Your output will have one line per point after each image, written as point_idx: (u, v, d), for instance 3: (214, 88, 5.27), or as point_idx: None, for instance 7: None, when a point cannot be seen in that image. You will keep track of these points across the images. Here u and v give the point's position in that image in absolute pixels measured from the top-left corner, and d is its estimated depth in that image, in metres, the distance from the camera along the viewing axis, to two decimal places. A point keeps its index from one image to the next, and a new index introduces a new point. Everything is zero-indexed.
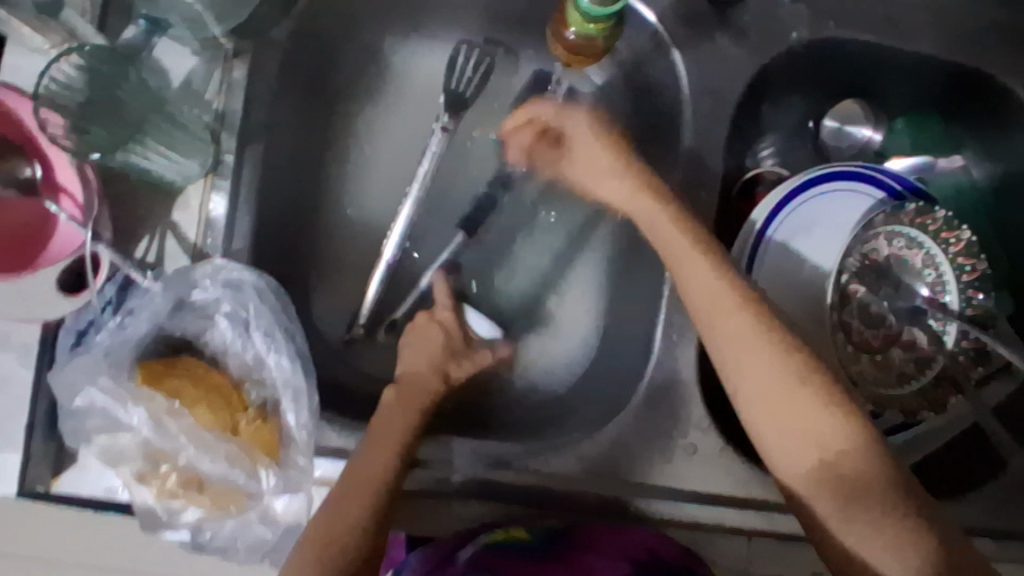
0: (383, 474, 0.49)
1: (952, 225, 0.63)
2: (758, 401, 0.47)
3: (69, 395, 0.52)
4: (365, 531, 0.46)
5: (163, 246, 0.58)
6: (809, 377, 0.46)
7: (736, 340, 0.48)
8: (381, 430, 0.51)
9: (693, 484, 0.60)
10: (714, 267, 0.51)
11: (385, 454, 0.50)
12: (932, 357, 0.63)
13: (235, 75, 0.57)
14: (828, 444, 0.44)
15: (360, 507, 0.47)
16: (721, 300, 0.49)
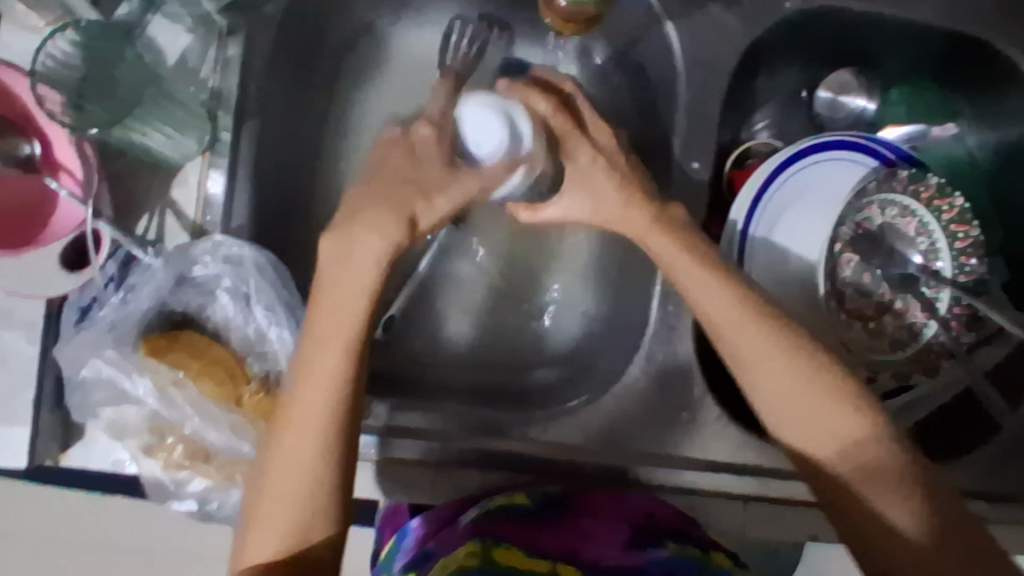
0: (329, 407, 0.44)
1: (944, 193, 0.63)
2: (776, 392, 0.49)
3: (77, 367, 0.54)
4: (325, 476, 0.44)
5: (163, 223, 0.59)
6: (811, 369, 0.49)
7: (743, 333, 0.49)
8: (320, 344, 0.45)
9: (693, 450, 0.61)
10: (673, 237, 0.51)
11: (326, 381, 0.45)
12: (925, 323, 0.64)
13: (230, 52, 0.57)
14: (843, 431, 0.47)
15: (312, 452, 0.44)
16: (716, 287, 0.50)
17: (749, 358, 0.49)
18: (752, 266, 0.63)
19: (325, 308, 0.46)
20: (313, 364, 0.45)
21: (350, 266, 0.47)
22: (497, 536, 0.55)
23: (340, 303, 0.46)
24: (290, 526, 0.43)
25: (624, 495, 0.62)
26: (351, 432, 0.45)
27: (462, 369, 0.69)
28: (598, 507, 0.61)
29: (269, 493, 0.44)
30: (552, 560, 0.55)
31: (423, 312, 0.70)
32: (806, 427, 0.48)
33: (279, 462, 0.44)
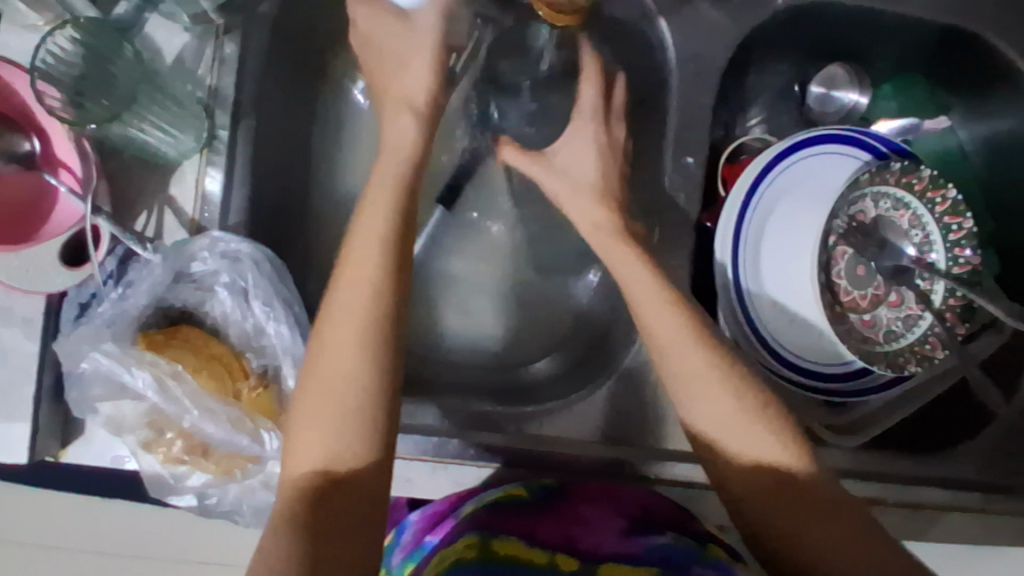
0: (373, 321, 0.46)
1: (937, 185, 0.64)
2: (699, 397, 0.48)
3: (76, 361, 0.54)
4: (375, 386, 0.45)
5: (161, 220, 0.59)
6: (731, 377, 0.49)
7: (672, 340, 0.49)
8: (358, 262, 0.47)
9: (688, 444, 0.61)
10: (633, 252, 0.54)
11: (366, 294, 0.46)
12: (919, 315, 0.64)
13: (226, 52, 0.58)
14: (761, 447, 0.47)
15: (356, 368, 0.44)
16: (656, 300, 0.50)
17: (678, 367, 0.49)
18: (746, 259, 0.64)
19: (359, 239, 0.48)
20: (353, 282, 0.47)
21: (376, 193, 0.51)
22: (496, 528, 0.55)
23: (374, 232, 0.48)
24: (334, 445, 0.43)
25: (621, 488, 0.62)
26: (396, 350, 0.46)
27: (457, 364, 0.69)
28: (596, 501, 0.61)
29: (311, 414, 0.44)
30: (550, 551, 0.54)
31: (420, 308, 0.71)
32: (725, 442, 0.47)
33: (319, 376, 0.45)
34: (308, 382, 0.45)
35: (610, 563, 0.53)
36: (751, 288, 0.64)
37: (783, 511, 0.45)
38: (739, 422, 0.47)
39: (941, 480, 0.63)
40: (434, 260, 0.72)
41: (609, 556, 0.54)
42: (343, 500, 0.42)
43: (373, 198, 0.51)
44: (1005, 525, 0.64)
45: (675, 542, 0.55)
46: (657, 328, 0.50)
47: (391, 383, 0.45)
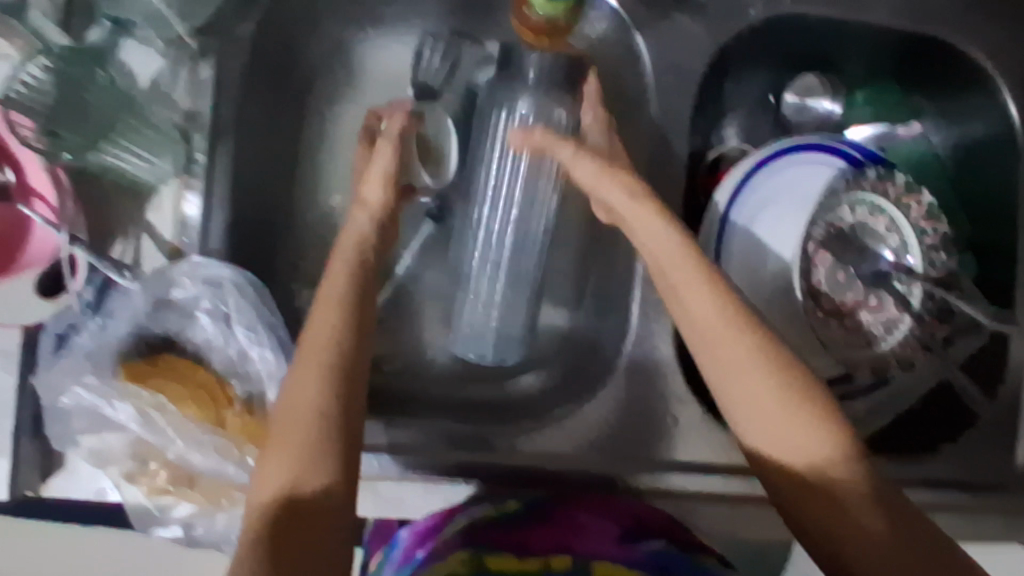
0: (322, 394, 0.44)
1: (912, 191, 0.66)
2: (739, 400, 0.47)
3: (55, 395, 0.53)
4: (314, 460, 0.42)
5: (138, 247, 0.58)
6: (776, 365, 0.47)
7: (743, 377, 0.47)
8: (315, 340, 0.46)
9: (680, 453, 0.62)
10: (656, 218, 0.51)
11: (319, 367, 0.44)
12: (899, 318, 0.65)
13: (202, 76, 0.58)
14: (814, 450, 0.46)
15: (322, 375, 0.44)
16: (717, 337, 0.47)
17: (743, 398, 0.47)
18: (730, 256, 0.65)
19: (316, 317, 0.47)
20: (304, 365, 0.45)
21: (331, 279, 0.49)
22: (490, 542, 0.55)
23: (332, 313, 0.47)
24: (316, 445, 0.42)
25: (616, 497, 0.61)
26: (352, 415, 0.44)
27: (444, 381, 0.70)
28: (591, 507, 0.60)
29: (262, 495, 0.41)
30: (544, 557, 0.55)
31: (404, 325, 0.71)
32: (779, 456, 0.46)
33: (269, 456, 0.42)
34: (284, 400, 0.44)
35: (615, 565, 0.54)
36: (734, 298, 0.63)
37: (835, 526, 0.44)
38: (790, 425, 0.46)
39: (930, 482, 0.64)
40: (417, 276, 0.72)
41: (610, 558, 0.55)
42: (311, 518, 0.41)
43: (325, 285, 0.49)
44: (997, 526, 0.65)
45: (670, 555, 0.56)
46: (708, 341, 0.48)
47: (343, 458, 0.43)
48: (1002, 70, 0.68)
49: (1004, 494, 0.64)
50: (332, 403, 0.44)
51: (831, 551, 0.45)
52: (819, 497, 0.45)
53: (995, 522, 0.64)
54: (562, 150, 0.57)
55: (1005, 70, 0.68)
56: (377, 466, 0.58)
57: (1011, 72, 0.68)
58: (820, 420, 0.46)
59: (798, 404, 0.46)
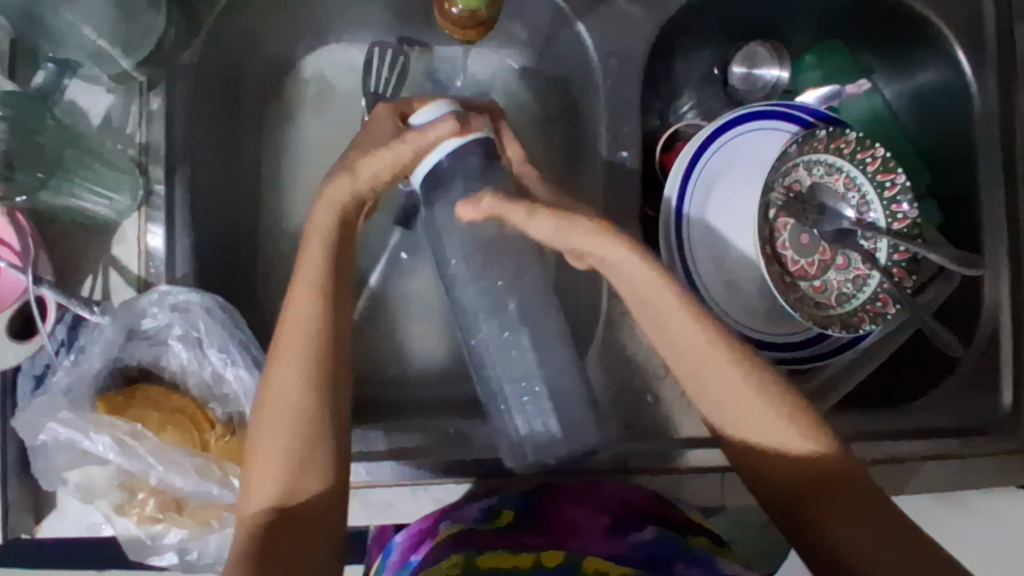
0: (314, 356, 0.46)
1: (866, 145, 0.65)
2: (731, 407, 0.48)
3: (33, 434, 0.53)
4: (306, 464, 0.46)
5: (107, 282, 0.59)
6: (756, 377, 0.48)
7: (732, 391, 0.48)
8: (290, 346, 0.46)
9: (681, 430, 0.63)
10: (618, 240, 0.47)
11: (312, 314, 0.46)
12: (868, 274, 0.66)
13: (153, 106, 0.59)
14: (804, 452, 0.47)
15: (316, 320, 0.46)
16: (710, 357, 0.48)
17: (736, 411, 0.48)
18: (686, 227, 0.64)
19: (291, 321, 0.46)
20: (283, 379, 0.46)
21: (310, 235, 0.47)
22: (480, 545, 0.54)
23: (307, 317, 0.46)
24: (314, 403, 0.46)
25: (599, 484, 0.61)
26: (334, 417, 0.47)
27: (429, 385, 0.71)
28: (575, 499, 0.60)
29: (250, 503, 0.45)
30: (535, 554, 0.54)
31: (378, 334, 0.72)
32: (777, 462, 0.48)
33: (256, 466, 0.45)
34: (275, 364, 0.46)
35: (601, 559, 0.54)
36: (700, 272, 0.65)
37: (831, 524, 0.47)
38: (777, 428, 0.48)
39: (917, 432, 0.65)
40: (389, 284, 0.73)
41: (599, 554, 0.54)
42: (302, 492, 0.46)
43: (303, 281, 0.47)
44: (984, 469, 0.65)
45: (660, 538, 0.56)
46: (694, 361, 0.48)
47: (335, 450, 0.47)
48: (947, 20, 0.68)
49: (988, 437, 0.65)
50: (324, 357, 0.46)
51: (825, 546, 0.47)
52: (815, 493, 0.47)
53: (980, 466, 0.65)
54: (515, 213, 0.46)
55: (949, 20, 0.68)
56: (362, 473, 0.59)
57: (955, 22, 0.68)
58: (801, 420, 0.48)
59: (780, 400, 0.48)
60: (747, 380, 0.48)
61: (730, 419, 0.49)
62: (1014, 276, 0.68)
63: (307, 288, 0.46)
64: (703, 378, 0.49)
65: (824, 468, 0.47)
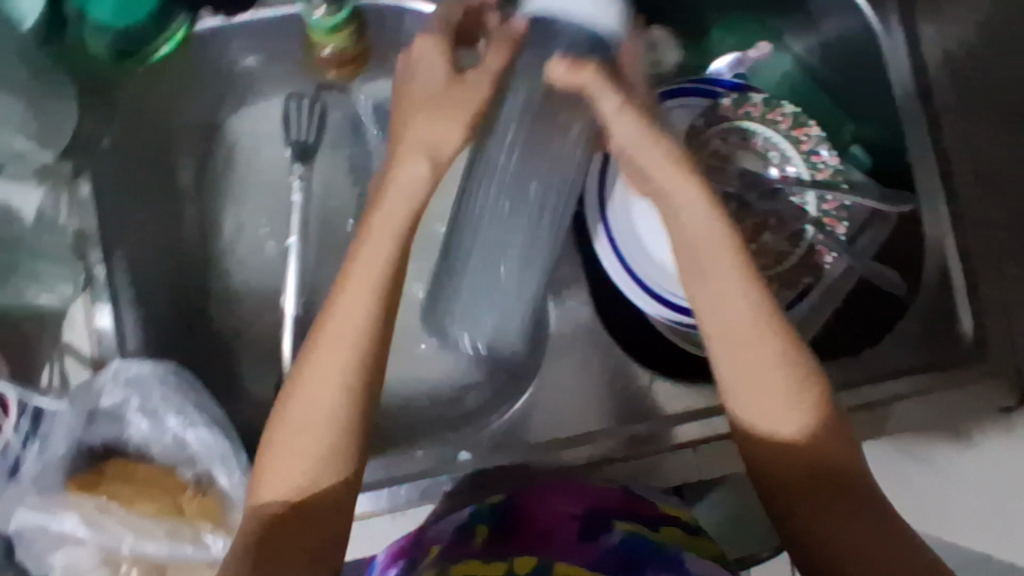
0: (344, 379, 0.46)
1: (773, 106, 0.68)
2: (762, 389, 0.47)
3: (6, 521, 0.55)
4: (312, 502, 0.46)
5: (62, 367, 0.63)
6: (795, 362, 0.47)
7: (765, 374, 0.47)
8: (320, 373, 0.46)
9: (666, 407, 0.66)
10: (699, 185, 0.47)
11: (349, 333, 0.46)
12: (800, 229, 0.67)
13: (82, 192, 0.62)
14: (814, 443, 0.48)
15: (353, 336, 0.46)
16: (754, 333, 0.47)
17: (762, 399, 0.47)
18: None
19: (318, 359, 0.46)
20: (318, 389, 0.46)
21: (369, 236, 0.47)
22: (454, 557, 0.56)
23: (347, 333, 0.46)
24: (341, 426, 0.46)
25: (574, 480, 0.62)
26: (352, 453, 0.47)
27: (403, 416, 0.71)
28: (554, 492, 0.61)
29: (262, 496, 0.46)
30: (508, 561, 0.55)
31: None
32: (792, 446, 0.48)
33: (272, 465, 0.46)
34: (311, 375, 0.46)
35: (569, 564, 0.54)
36: None
37: (821, 518, 0.48)
38: (799, 418, 0.47)
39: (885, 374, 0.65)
40: None
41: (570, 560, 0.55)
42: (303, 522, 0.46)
43: (341, 306, 0.46)
44: (962, 400, 0.65)
45: (630, 535, 0.57)
46: (736, 337, 0.47)
47: (347, 482, 0.47)
48: None
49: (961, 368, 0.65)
50: (356, 382, 0.46)
51: (807, 537, 0.48)
52: (812, 483, 0.48)
53: (953, 396, 0.64)
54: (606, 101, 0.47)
55: None
56: (402, 497, 0.59)
57: None
58: (820, 412, 0.48)
59: (807, 390, 0.47)
60: (793, 356, 0.47)
61: (761, 406, 0.47)
62: (953, 208, 0.68)
63: (344, 315, 0.46)
64: (737, 346, 0.47)
65: (823, 466, 0.48)
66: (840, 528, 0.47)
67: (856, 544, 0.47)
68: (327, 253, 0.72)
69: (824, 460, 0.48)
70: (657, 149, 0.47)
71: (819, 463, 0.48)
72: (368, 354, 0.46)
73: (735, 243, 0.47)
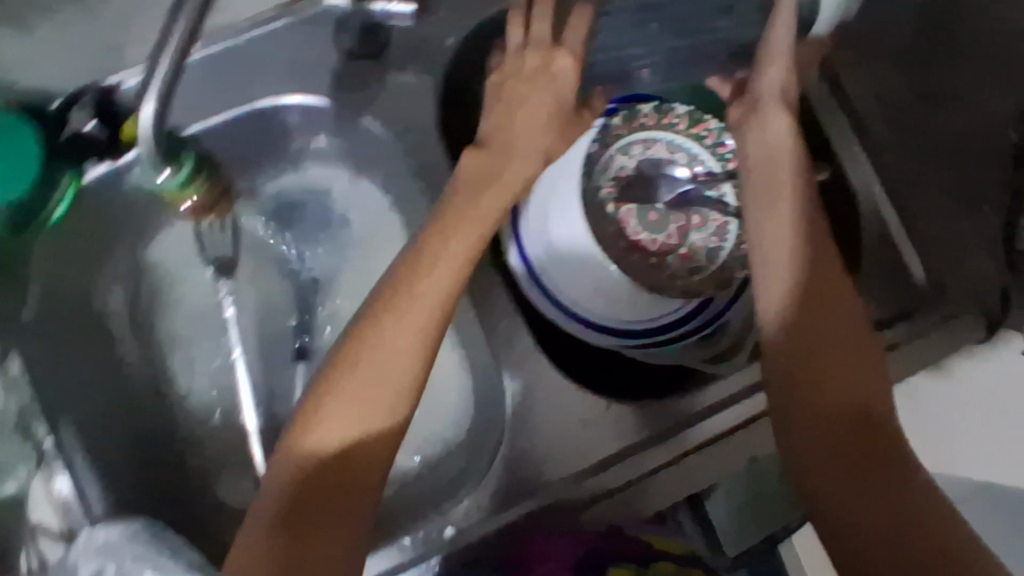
0: (406, 356, 0.53)
1: (664, 110, 0.67)
2: (807, 340, 0.57)
3: None
4: (327, 462, 0.51)
5: (37, 548, 0.61)
6: (847, 325, 0.57)
7: (810, 324, 0.57)
8: (388, 346, 0.53)
9: (705, 399, 0.64)
10: (788, 126, 0.61)
11: (425, 311, 0.54)
12: (725, 222, 0.66)
13: (14, 370, 0.62)
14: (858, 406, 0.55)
15: (442, 304, 0.54)
16: (794, 260, 0.59)
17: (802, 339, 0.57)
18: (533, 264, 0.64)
19: (405, 315, 0.54)
20: (375, 360, 0.53)
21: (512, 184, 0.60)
22: None
23: (438, 295, 0.54)
24: (385, 402, 0.52)
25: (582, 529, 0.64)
26: (383, 432, 0.52)
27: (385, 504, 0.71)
28: (556, 552, 0.64)
29: (302, 445, 0.51)
30: None
31: None
32: (833, 406, 0.55)
33: (315, 416, 0.52)
34: (383, 339, 0.53)
35: None
36: (569, 298, 0.64)
37: (850, 494, 0.52)
38: (853, 373, 0.56)
39: None
40: None
41: None
42: (330, 488, 0.51)
43: (452, 249, 0.56)
44: (936, 345, 0.69)
45: None
46: (778, 268, 0.59)
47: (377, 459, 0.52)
48: None
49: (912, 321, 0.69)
50: (415, 365, 0.53)
51: (837, 518, 0.52)
52: (848, 441, 0.54)
53: (930, 345, 0.69)
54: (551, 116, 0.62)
55: None
56: None
57: None
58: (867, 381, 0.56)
59: (856, 354, 0.57)
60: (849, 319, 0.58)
61: (808, 343, 0.57)
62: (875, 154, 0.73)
63: (441, 274, 0.55)
64: (792, 293, 0.58)
65: (866, 427, 0.54)
66: (855, 498, 0.52)
67: (887, 511, 0.51)
68: (278, 362, 0.74)
69: (859, 420, 0.54)
70: (779, 117, 0.62)
71: (852, 419, 0.54)
72: (427, 350, 0.54)
73: (810, 193, 0.60)
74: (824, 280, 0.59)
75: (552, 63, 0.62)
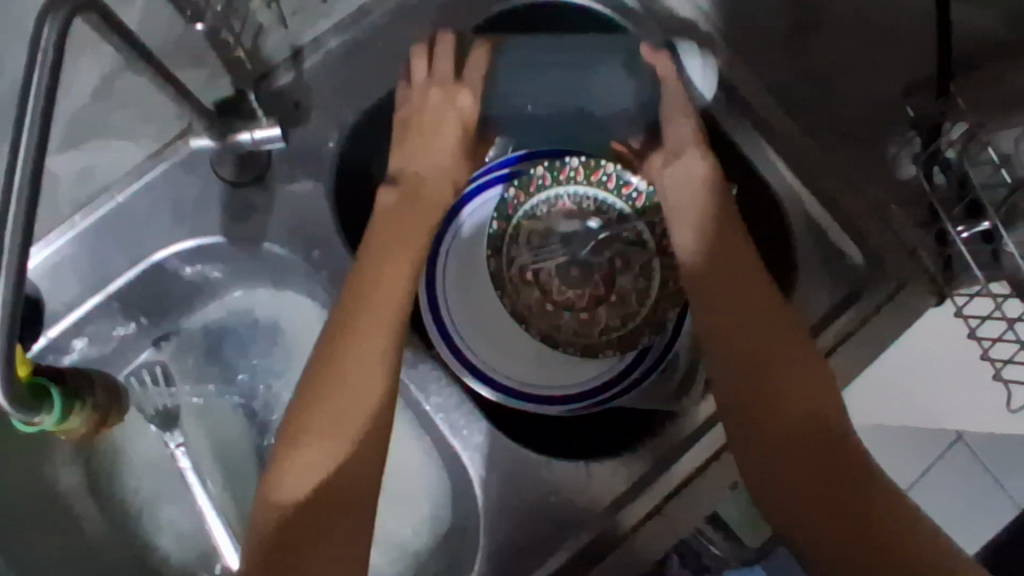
0: (370, 389, 0.53)
1: (558, 167, 0.70)
2: (753, 359, 0.54)
3: None
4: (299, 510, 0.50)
5: None
6: (793, 337, 0.55)
7: (754, 343, 0.54)
8: (344, 390, 0.52)
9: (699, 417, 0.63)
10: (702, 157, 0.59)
11: (376, 354, 0.53)
12: (644, 260, 0.69)
13: None
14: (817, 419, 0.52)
15: (385, 347, 0.54)
16: (732, 286, 0.56)
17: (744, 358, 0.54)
18: (471, 350, 0.68)
19: (349, 361, 0.53)
20: (335, 401, 0.52)
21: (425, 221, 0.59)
22: None
23: (383, 342, 0.54)
24: (355, 444, 0.51)
25: None
26: (363, 482, 0.51)
27: None
28: None
29: (279, 494, 0.50)
30: None
31: None
32: (791, 419, 0.52)
33: (291, 463, 0.51)
34: (342, 378, 0.52)
35: None
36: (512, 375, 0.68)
37: (813, 510, 0.49)
38: (806, 385, 0.53)
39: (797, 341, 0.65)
40: None
41: None
42: (317, 525, 0.50)
43: (395, 297, 0.55)
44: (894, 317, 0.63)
45: None
46: (719, 294, 0.56)
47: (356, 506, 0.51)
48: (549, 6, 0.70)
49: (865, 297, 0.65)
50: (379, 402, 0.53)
51: (798, 527, 0.49)
52: (808, 454, 0.50)
53: (879, 328, 0.63)
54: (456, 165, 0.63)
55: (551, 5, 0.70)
56: None
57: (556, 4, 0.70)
58: (823, 390, 0.53)
59: (805, 368, 0.53)
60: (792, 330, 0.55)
61: (756, 356, 0.54)
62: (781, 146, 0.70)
63: (382, 324, 0.54)
64: (728, 316, 0.55)
65: (822, 438, 0.51)
66: (829, 516, 0.48)
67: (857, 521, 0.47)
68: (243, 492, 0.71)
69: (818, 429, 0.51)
70: (695, 154, 0.60)
71: (810, 433, 0.51)
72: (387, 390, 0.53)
73: (731, 219, 0.58)
74: (748, 254, 0.57)
75: (453, 97, 0.63)
